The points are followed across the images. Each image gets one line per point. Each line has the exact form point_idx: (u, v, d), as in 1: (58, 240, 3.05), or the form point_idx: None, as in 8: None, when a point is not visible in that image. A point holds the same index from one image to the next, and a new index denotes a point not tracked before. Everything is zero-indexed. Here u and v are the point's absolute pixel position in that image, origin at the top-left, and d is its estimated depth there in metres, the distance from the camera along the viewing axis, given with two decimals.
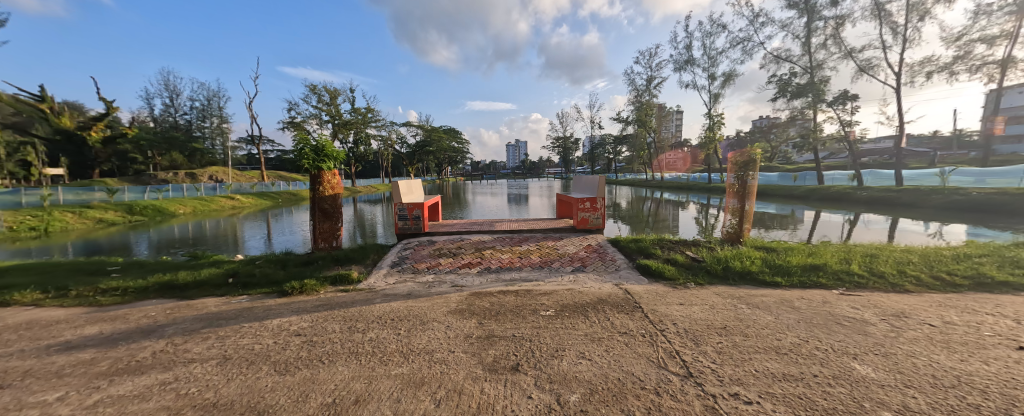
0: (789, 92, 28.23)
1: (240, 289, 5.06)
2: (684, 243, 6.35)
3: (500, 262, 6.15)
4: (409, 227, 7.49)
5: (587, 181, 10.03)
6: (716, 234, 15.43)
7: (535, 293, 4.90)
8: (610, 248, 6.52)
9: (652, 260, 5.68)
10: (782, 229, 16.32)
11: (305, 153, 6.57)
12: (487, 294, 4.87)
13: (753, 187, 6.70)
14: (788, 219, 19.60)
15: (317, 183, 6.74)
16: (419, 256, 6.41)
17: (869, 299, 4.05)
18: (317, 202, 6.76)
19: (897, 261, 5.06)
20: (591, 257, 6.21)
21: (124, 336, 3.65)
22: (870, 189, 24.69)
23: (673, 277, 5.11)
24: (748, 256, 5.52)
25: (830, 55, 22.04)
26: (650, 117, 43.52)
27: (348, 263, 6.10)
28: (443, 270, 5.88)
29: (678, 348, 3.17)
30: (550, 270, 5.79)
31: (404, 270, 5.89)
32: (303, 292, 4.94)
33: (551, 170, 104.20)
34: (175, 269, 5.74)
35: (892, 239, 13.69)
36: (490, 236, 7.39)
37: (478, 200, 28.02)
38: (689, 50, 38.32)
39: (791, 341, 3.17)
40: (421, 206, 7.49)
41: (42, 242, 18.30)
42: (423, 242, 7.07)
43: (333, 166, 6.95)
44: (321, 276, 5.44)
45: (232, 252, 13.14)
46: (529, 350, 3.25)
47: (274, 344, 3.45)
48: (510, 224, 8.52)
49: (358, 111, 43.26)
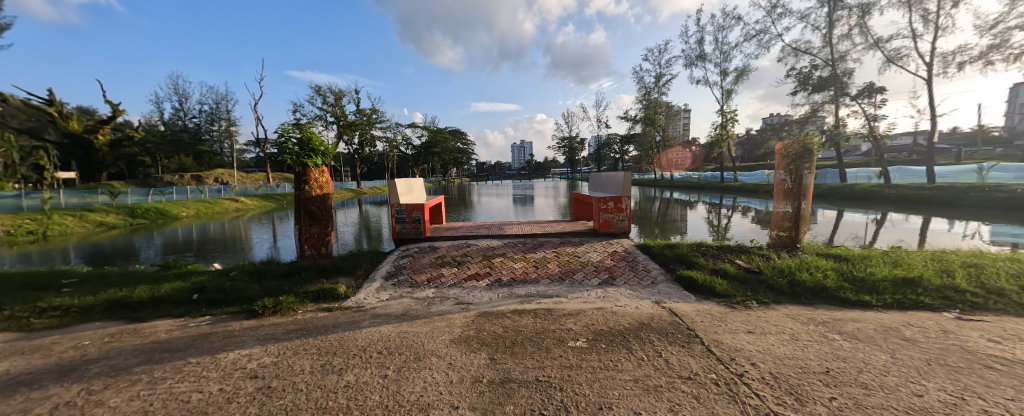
0: (810, 86, 26.94)
1: (203, 308, 4.23)
2: (730, 250, 5.40)
3: (512, 273, 5.25)
4: (409, 231, 6.62)
5: (605, 179, 9.12)
6: (736, 235, 14.44)
7: (557, 314, 3.97)
8: (641, 256, 5.57)
9: (695, 272, 4.72)
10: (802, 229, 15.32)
11: (288, 148, 5.71)
12: (499, 316, 3.97)
13: (809, 185, 5.68)
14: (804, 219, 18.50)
15: (302, 182, 5.90)
16: (417, 266, 5.53)
17: (1007, 329, 3.06)
18: (303, 203, 5.90)
19: (1011, 274, 4.02)
20: (619, 266, 5.27)
21: (34, 378, 2.83)
22: (898, 186, 23.29)
23: (726, 293, 4.14)
24: (815, 266, 4.54)
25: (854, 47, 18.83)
26: (660, 115, 42.39)
27: (336, 274, 5.24)
28: (446, 283, 4.98)
29: (775, 408, 2.22)
30: (574, 283, 4.86)
31: (400, 283, 5.01)
32: (276, 312, 4.07)
33: (557, 171, 103.33)
34: (135, 283, 4.91)
35: (926, 238, 12.66)
36: (500, 242, 6.49)
37: (484, 202, 27.16)
38: (702, 46, 37.21)
39: (939, 399, 2.21)
40: (422, 208, 6.61)
41: (40, 246, 17.85)
42: (424, 249, 6.20)
43: (321, 163, 6.10)
44: (301, 292, 4.57)
45: (231, 255, 12.47)
46: (563, 407, 2.33)
47: (219, 393, 2.58)
48: (521, 226, 7.62)
49: (362, 112, 42.75)
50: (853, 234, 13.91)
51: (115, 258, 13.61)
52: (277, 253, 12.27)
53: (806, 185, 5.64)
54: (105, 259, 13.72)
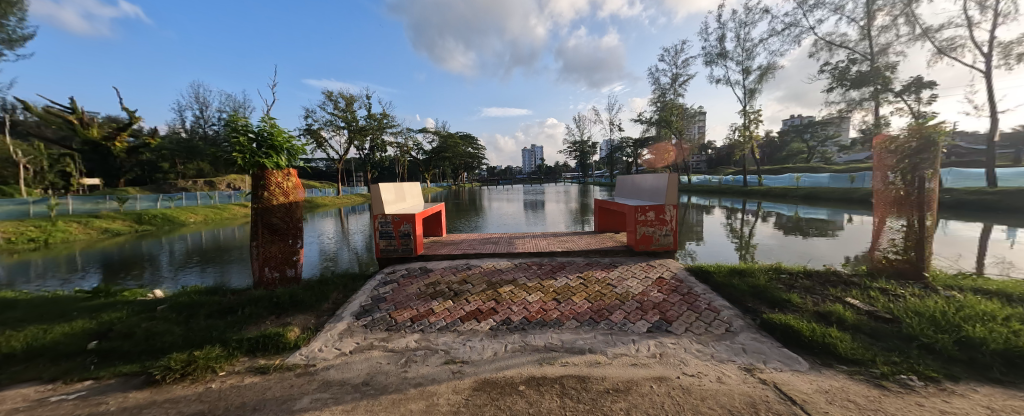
0: (848, 82, 24.95)
1: (88, 369, 2.98)
2: (828, 281, 3.87)
3: (525, 311, 3.87)
4: (395, 248, 5.31)
5: (627, 182, 7.73)
6: (770, 242, 12.78)
7: (598, 392, 2.52)
8: (698, 286, 4.11)
9: (790, 316, 3.24)
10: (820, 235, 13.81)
11: (240, 144, 4.49)
12: (507, 393, 2.55)
13: (933, 191, 4.10)
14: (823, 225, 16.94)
15: (260, 187, 4.70)
16: (401, 298, 4.23)
17: None
18: (259, 215, 4.69)
19: None
20: (671, 302, 3.83)
21: None
22: (955, 191, 21.02)
23: (860, 359, 2.66)
24: (988, 313, 2.96)
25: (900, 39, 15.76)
26: (678, 117, 39.70)
27: (292, 309, 3.97)
28: (435, 326, 3.66)
29: None
30: (613, 328, 3.43)
31: (374, 324, 3.71)
32: (184, 377, 2.81)
33: (569, 174, 101.68)
34: (30, 321, 3.71)
35: (994, 246, 10.91)
36: (508, 263, 5.13)
37: (492, 207, 25.95)
38: (723, 43, 35.45)
39: None
40: (413, 219, 5.29)
41: (40, 253, 17.33)
42: (413, 273, 4.89)
43: (285, 164, 4.87)
44: (233, 340, 3.29)
45: (222, 263, 11.44)
46: None
47: None
48: (536, 241, 6.26)
49: (373, 117, 42.27)
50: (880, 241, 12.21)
51: (120, 264, 13.00)
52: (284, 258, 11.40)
53: (928, 191, 4.07)
54: (112, 265, 13.16)
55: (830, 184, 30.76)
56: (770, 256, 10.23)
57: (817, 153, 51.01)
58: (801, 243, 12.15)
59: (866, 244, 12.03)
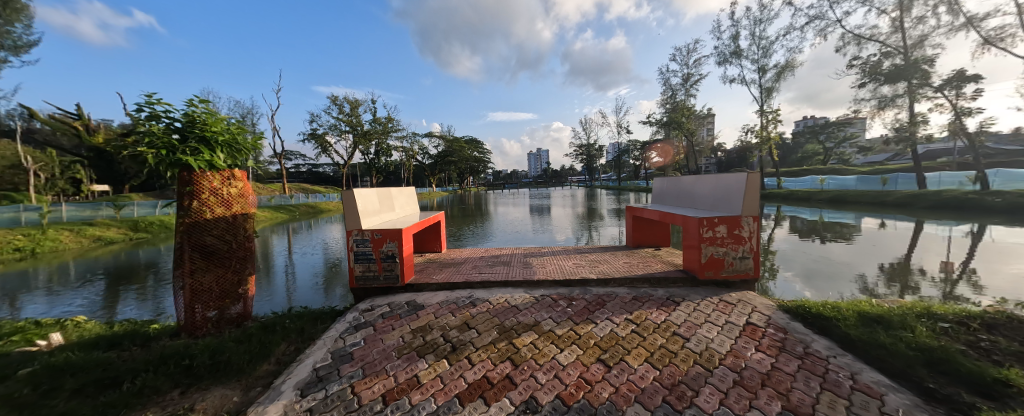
0: (881, 76, 23.26)
1: None
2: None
3: (559, 384, 2.48)
4: (375, 275, 3.96)
5: (661, 186, 6.43)
6: (786, 245, 11.26)
7: None
8: (820, 343, 2.71)
9: None
10: (838, 238, 12.32)
11: (152, 137, 3.16)
12: None
13: None
14: (849, 229, 15.30)
15: (189, 196, 3.37)
16: (375, 355, 2.90)
17: None
18: (186, 234, 3.37)
19: None
20: (788, 372, 2.44)
21: None
22: (1004, 194, 19.32)
23: None
24: None
25: (950, 25, 14.27)
26: (689, 118, 37.83)
27: (209, 376, 2.64)
28: (417, 413, 2.29)
29: None
30: None
31: (324, 407, 2.36)
32: None
33: (574, 178, 100.03)
34: None
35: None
36: (524, 298, 3.77)
37: (497, 211, 24.68)
38: (737, 41, 33.99)
39: None
40: (400, 236, 3.96)
41: (24, 264, 16.26)
42: (396, 314, 3.55)
43: (224, 165, 3.57)
44: None
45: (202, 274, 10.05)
46: None
47: None
48: (560, 262, 4.90)
49: (378, 121, 41.45)
50: (899, 247, 10.68)
51: (115, 272, 12.09)
52: (292, 262, 10.25)
53: None
54: (108, 273, 12.26)
55: (857, 186, 28.83)
56: (791, 263, 8.66)
57: (835, 155, 48.42)
58: (817, 248, 10.56)
59: (902, 250, 10.38)
